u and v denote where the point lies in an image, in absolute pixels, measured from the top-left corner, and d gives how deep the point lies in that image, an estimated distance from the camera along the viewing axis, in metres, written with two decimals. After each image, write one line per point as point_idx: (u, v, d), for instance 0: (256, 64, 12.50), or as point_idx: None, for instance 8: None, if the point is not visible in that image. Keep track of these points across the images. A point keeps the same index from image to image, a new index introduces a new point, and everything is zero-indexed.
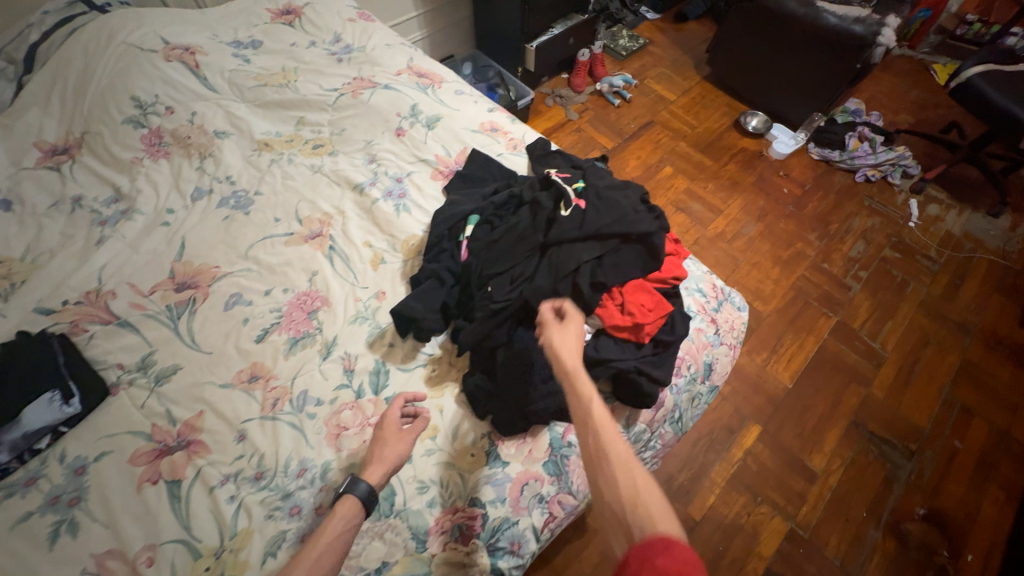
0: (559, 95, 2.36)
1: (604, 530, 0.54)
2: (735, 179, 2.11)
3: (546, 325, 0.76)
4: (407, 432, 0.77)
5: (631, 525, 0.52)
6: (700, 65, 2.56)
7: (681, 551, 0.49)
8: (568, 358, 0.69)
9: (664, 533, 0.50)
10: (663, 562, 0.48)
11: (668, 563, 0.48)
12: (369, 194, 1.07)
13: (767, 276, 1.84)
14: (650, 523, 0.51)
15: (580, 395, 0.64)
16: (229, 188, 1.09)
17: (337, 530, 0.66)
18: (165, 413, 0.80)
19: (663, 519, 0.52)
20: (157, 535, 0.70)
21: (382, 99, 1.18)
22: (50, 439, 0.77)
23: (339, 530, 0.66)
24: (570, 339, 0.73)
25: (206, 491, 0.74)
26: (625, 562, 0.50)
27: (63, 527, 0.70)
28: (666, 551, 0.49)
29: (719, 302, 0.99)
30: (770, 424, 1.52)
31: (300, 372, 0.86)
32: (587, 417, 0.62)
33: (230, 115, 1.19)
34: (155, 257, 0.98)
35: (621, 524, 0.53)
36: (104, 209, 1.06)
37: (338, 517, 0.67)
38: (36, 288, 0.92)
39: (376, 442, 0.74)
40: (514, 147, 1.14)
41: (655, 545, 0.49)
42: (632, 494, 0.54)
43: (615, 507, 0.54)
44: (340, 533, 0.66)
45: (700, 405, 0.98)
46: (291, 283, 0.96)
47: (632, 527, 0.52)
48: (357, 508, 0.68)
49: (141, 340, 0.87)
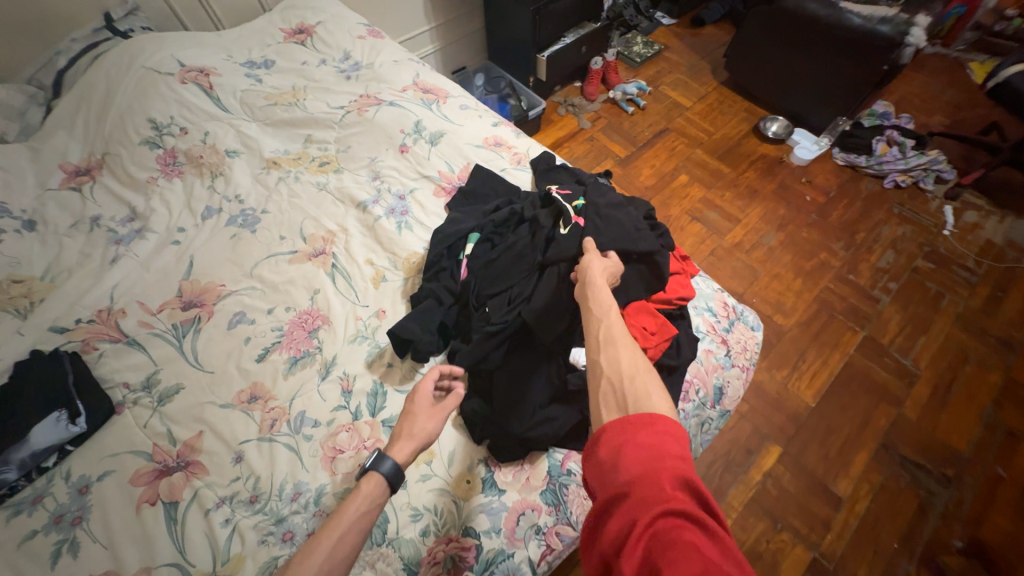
0: (571, 104, 2.34)
1: (595, 399, 0.57)
2: (754, 186, 2.04)
3: (589, 253, 0.78)
4: (438, 409, 0.76)
5: (624, 399, 0.54)
6: (717, 70, 2.49)
7: (668, 427, 0.51)
8: (594, 270, 0.73)
9: (653, 410, 0.52)
10: (645, 437, 0.50)
11: (650, 438, 0.50)
12: (372, 212, 1.07)
13: (789, 288, 1.76)
14: (642, 397, 0.53)
15: (599, 299, 0.67)
16: (237, 206, 1.11)
17: (362, 506, 0.65)
18: (167, 433, 0.82)
19: (657, 399, 0.54)
20: (152, 557, 0.71)
21: (387, 116, 1.18)
22: (57, 458, 0.79)
23: (364, 507, 0.65)
24: (603, 265, 0.75)
25: (201, 513, 0.74)
26: (609, 429, 0.53)
27: (65, 546, 0.71)
28: (651, 427, 0.50)
29: (730, 322, 0.95)
30: (792, 445, 1.44)
31: (299, 392, 0.86)
32: (597, 315, 0.65)
33: (240, 134, 1.22)
34: (164, 276, 1.01)
35: (614, 394, 0.55)
36: (120, 228, 1.09)
37: (364, 494, 0.66)
38: (53, 306, 0.95)
39: (407, 416, 0.74)
40: (518, 161, 1.12)
41: (641, 420, 0.51)
42: (630, 374, 0.56)
43: (610, 380, 0.57)
44: (365, 511, 0.65)
45: (710, 430, 0.93)
46: (293, 302, 0.97)
47: (624, 397, 0.54)
48: (383, 486, 0.68)
49: (148, 358, 0.89)
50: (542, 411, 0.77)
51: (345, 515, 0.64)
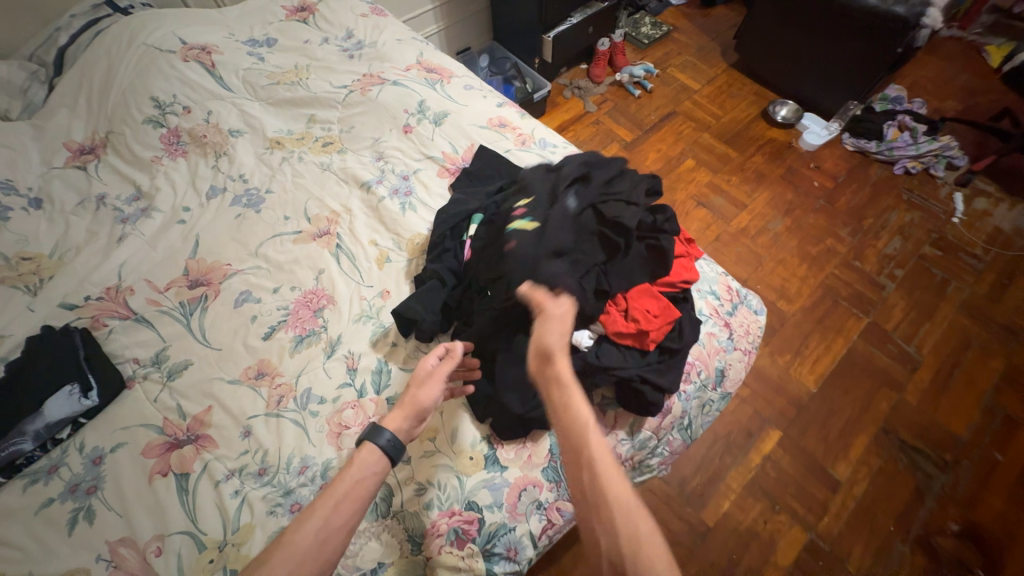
0: (577, 86, 2.30)
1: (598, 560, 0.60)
2: (761, 171, 2.01)
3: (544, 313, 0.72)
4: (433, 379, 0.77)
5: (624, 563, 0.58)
6: (727, 52, 2.44)
7: None
8: (564, 373, 0.68)
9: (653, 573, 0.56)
10: None
11: None
12: (376, 192, 1.07)
13: (793, 274, 1.75)
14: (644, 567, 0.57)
15: (575, 419, 0.65)
16: (241, 186, 1.11)
17: (358, 475, 0.67)
18: (176, 407, 0.83)
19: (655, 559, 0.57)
20: (165, 526, 0.73)
21: (390, 95, 1.17)
22: (71, 430, 0.81)
23: (359, 476, 0.67)
24: (558, 339, 0.70)
25: (212, 484, 0.77)
26: None
27: (81, 514, 0.74)
28: None
29: (733, 306, 0.95)
30: (792, 429, 1.46)
31: (305, 369, 0.87)
32: (582, 450, 0.64)
33: (244, 113, 1.21)
34: (171, 254, 1.01)
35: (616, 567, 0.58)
36: (125, 207, 1.09)
37: (361, 463, 0.68)
38: (63, 283, 0.96)
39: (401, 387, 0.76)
40: (523, 142, 1.11)
41: None
42: (630, 540, 0.58)
43: (610, 550, 0.59)
44: (362, 479, 0.67)
45: (711, 412, 0.94)
46: (298, 281, 0.98)
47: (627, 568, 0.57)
48: (380, 456, 0.69)
49: (156, 335, 0.91)
50: None
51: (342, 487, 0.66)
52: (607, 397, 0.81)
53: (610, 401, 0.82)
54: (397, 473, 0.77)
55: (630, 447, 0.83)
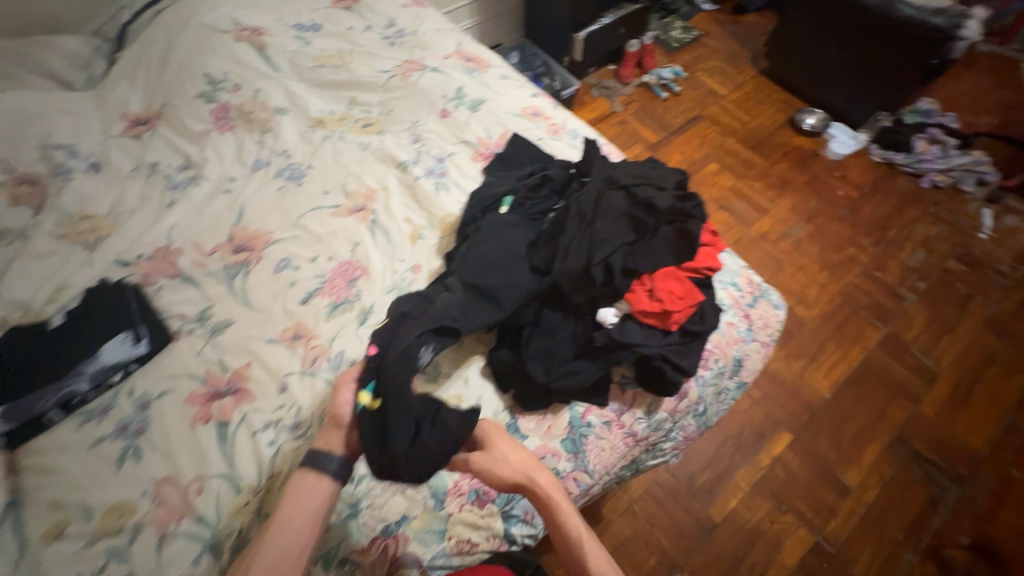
0: (603, 86, 2.33)
1: None
2: (786, 178, 2.01)
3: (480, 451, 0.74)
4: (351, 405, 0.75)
5: None
6: (756, 58, 2.44)
7: None
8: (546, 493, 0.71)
9: None
10: None
11: None
12: (412, 172, 1.11)
13: (813, 281, 1.75)
14: None
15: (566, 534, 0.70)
16: (284, 160, 1.17)
17: (297, 499, 0.67)
18: (218, 361, 0.88)
19: None
20: (205, 469, 0.78)
21: (430, 81, 1.23)
22: (122, 375, 0.86)
23: (299, 501, 0.67)
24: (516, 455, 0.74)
25: (249, 434, 0.81)
26: None
27: (129, 452, 0.79)
28: None
29: (754, 298, 0.97)
30: (803, 432, 1.46)
31: (338, 333, 0.92)
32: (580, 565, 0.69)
33: (289, 93, 1.27)
34: (217, 220, 1.07)
35: None
36: (176, 175, 1.16)
37: (299, 485, 0.68)
38: (118, 242, 1.03)
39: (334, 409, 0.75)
40: (555, 132, 1.15)
41: None
42: None
43: None
44: (304, 502, 0.67)
45: (725, 401, 0.96)
46: (335, 252, 1.02)
47: None
48: (318, 481, 0.69)
49: (200, 294, 0.96)
50: (567, 365, 0.80)
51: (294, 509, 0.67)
52: (626, 376, 0.84)
53: (629, 380, 0.84)
54: None
55: (646, 427, 0.85)
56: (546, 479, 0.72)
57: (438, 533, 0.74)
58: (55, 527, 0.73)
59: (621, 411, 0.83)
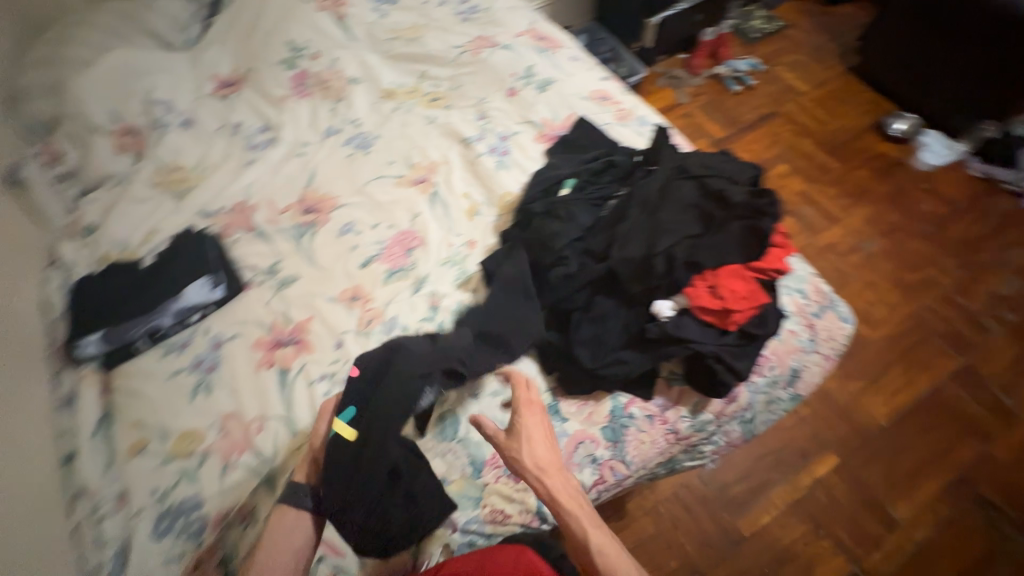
0: (671, 75, 2.21)
1: None
2: (864, 187, 1.86)
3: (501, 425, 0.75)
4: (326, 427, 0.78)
5: None
6: (845, 54, 2.25)
7: None
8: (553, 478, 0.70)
9: None
10: None
11: None
12: (475, 148, 1.12)
13: (882, 299, 1.62)
14: None
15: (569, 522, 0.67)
16: (355, 129, 1.21)
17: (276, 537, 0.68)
18: (283, 312, 0.94)
19: None
20: (266, 409, 0.83)
21: (501, 59, 1.23)
22: (199, 315, 0.94)
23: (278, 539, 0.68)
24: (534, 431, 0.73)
25: (306, 382, 0.86)
26: None
27: (201, 385, 0.86)
28: None
29: (821, 308, 0.91)
30: (852, 458, 1.37)
31: (393, 299, 0.96)
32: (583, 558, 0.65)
33: (363, 63, 1.31)
34: (290, 181, 1.13)
35: None
36: (255, 136, 1.23)
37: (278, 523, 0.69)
38: (203, 194, 1.11)
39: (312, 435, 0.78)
40: (622, 118, 1.12)
41: None
42: None
43: None
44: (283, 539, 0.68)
45: (775, 412, 0.92)
46: (395, 221, 1.06)
47: None
48: (295, 518, 0.70)
49: (271, 249, 1.03)
50: (614, 354, 0.79)
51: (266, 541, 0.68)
52: (674, 372, 0.82)
53: (677, 377, 0.82)
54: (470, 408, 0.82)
55: (689, 426, 0.83)
56: (557, 463, 0.71)
57: (473, 499, 0.77)
58: (137, 444, 0.80)
59: (665, 407, 0.82)
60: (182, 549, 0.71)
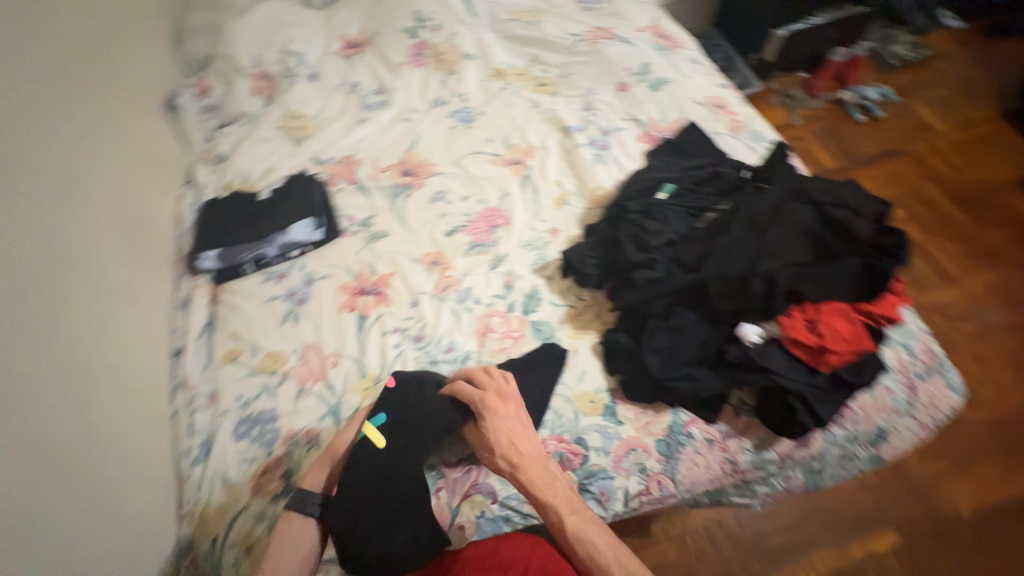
0: (788, 95, 2.01)
1: None
2: (995, 249, 1.63)
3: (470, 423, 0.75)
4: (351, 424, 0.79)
5: None
6: (1001, 97, 1.98)
7: None
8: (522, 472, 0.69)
9: None
10: None
11: None
12: (575, 138, 1.12)
13: (992, 379, 1.42)
14: None
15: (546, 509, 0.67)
16: (461, 103, 1.25)
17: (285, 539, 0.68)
18: (370, 263, 1.00)
19: None
20: (342, 348, 0.89)
21: (618, 51, 1.21)
22: (298, 253, 1.02)
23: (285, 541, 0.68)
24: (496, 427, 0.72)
25: (380, 332, 0.91)
26: None
27: (291, 314, 0.94)
28: None
29: (927, 371, 0.82)
30: (919, 544, 1.23)
31: (470, 271, 0.98)
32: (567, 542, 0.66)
33: (480, 41, 1.34)
34: (394, 143, 1.20)
35: None
36: (369, 97, 1.30)
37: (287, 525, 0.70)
38: (317, 143, 1.20)
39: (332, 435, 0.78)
40: (735, 129, 1.07)
41: None
42: None
43: None
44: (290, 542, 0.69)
45: (848, 470, 0.85)
46: (485, 197, 1.08)
47: None
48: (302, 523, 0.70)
49: (368, 204, 1.09)
50: (686, 369, 0.76)
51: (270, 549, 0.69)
52: (744, 402, 0.79)
53: (746, 407, 0.79)
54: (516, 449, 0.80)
55: (750, 461, 0.79)
56: (525, 457, 0.70)
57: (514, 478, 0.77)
58: (231, 354, 0.90)
59: (727, 435, 0.78)
60: (254, 454, 0.79)
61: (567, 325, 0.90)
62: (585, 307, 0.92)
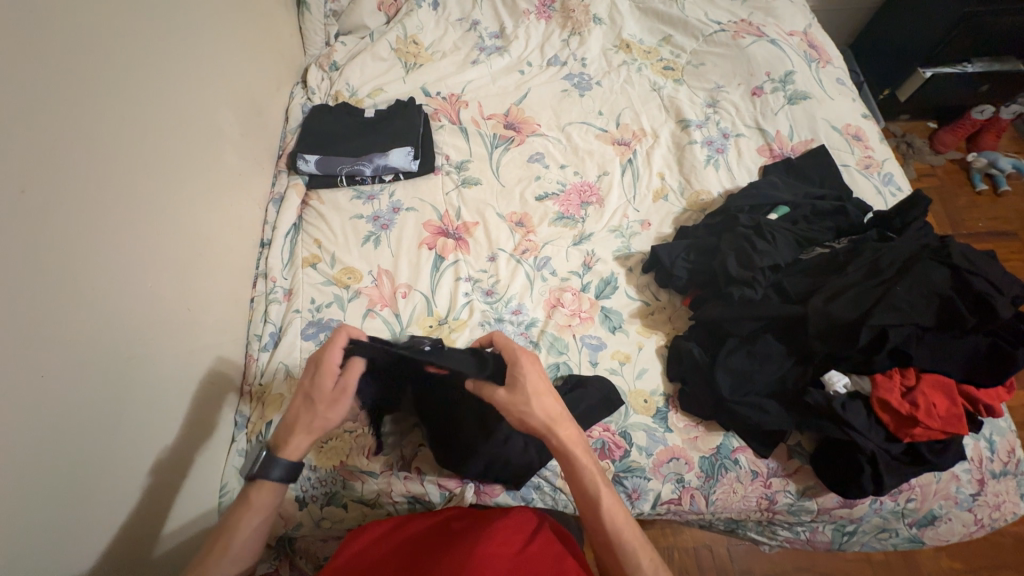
0: (908, 142, 1.78)
1: None
2: None
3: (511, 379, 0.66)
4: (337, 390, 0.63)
5: None
6: None
7: None
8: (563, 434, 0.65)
9: None
10: None
11: None
12: (691, 134, 1.07)
13: None
14: None
15: (578, 471, 0.64)
16: (579, 68, 1.20)
17: (252, 522, 0.62)
18: (456, 208, 1.00)
19: None
20: (414, 282, 0.91)
21: (762, 51, 1.12)
22: (391, 178, 1.03)
23: (254, 522, 0.62)
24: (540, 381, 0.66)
25: (454, 277, 0.91)
26: None
27: (373, 237, 0.95)
28: None
29: (1004, 471, 0.78)
30: None
31: (553, 241, 0.96)
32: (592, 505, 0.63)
33: (614, 6, 1.25)
34: (503, 93, 1.16)
35: None
36: (486, 39, 1.25)
37: (256, 506, 0.62)
38: (426, 74, 1.18)
39: (306, 406, 0.64)
40: (866, 166, 0.99)
41: None
42: None
43: None
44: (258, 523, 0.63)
45: (882, 543, 0.82)
46: (583, 171, 1.05)
47: None
48: (275, 495, 0.63)
49: (467, 148, 1.08)
50: (755, 398, 0.74)
51: (235, 524, 0.62)
52: (800, 444, 0.76)
53: (801, 450, 0.76)
54: (550, 467, 0.77)
55: (787, 504, 0.77)
56: (567, 422, 0.66)
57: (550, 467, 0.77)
58: (311, 259, 0.94)
59: (773, 473, 0.76)
60: None
61: (637, 320, 0.88)
62: (660, 307, 0.90)
